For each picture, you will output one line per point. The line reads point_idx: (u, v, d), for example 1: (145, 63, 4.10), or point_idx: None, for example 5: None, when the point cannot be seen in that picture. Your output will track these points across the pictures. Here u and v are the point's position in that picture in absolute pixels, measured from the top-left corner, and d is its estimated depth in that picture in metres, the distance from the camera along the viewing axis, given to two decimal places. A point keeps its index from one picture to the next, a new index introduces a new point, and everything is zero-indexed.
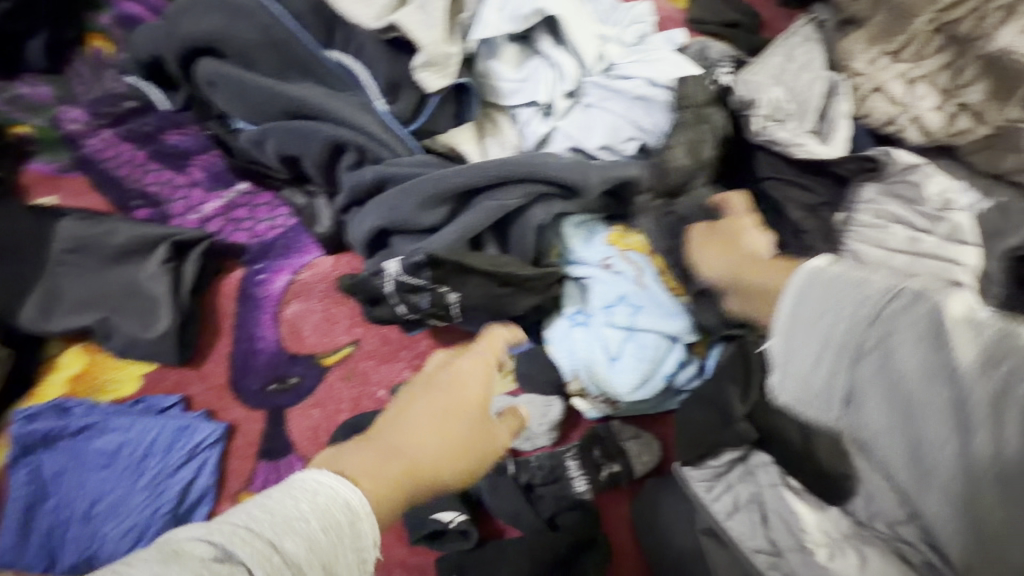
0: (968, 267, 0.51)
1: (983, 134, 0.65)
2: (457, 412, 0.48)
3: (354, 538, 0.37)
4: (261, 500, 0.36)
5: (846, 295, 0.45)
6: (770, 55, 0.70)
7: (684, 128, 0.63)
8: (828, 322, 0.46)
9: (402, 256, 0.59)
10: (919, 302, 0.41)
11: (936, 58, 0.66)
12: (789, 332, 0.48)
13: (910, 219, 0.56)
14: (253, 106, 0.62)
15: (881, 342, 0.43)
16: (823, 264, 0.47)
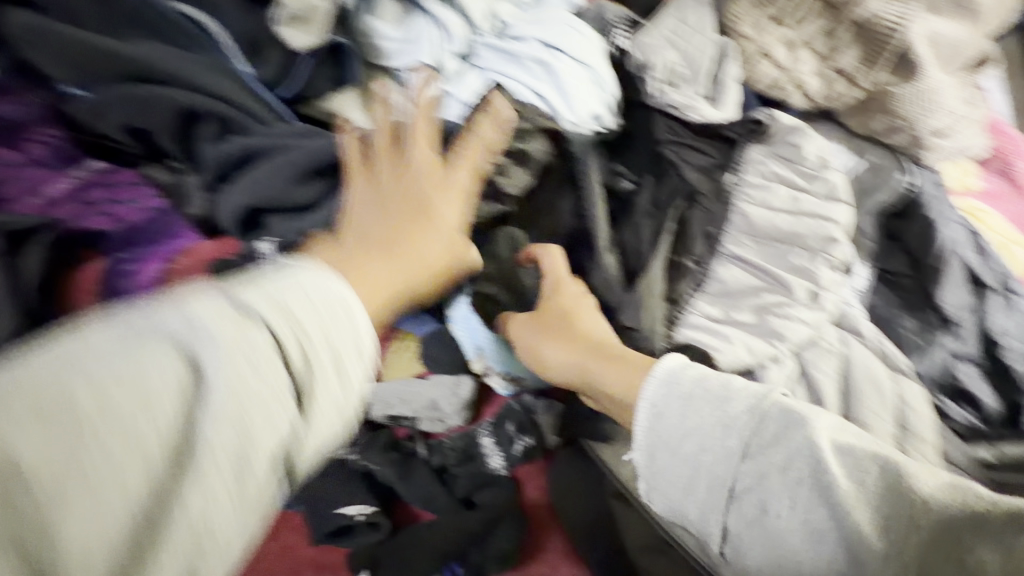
0: (842, 224, 0.56)
1: (857, 96, 0.68)
2: (431, 222, 0.46)
3: (349, 325, 0.36)
4: (257, 283, 0.35)
5: (705, 403, 0.44)
6: (663, 17, 0.69)
7: (580, 88, 0.60)
8: (695, 446, 0.44)
9: (276, 237, 0.54)
10: (777, 426, 0.42)
11: (814, 23, 0.68)
12: (654, 451, 0.46)
13: (792, 179, 0.58)
14: (84, 69, 0.54)
15: (756, 480, 0.41)
16: (674, 365, 0.47)
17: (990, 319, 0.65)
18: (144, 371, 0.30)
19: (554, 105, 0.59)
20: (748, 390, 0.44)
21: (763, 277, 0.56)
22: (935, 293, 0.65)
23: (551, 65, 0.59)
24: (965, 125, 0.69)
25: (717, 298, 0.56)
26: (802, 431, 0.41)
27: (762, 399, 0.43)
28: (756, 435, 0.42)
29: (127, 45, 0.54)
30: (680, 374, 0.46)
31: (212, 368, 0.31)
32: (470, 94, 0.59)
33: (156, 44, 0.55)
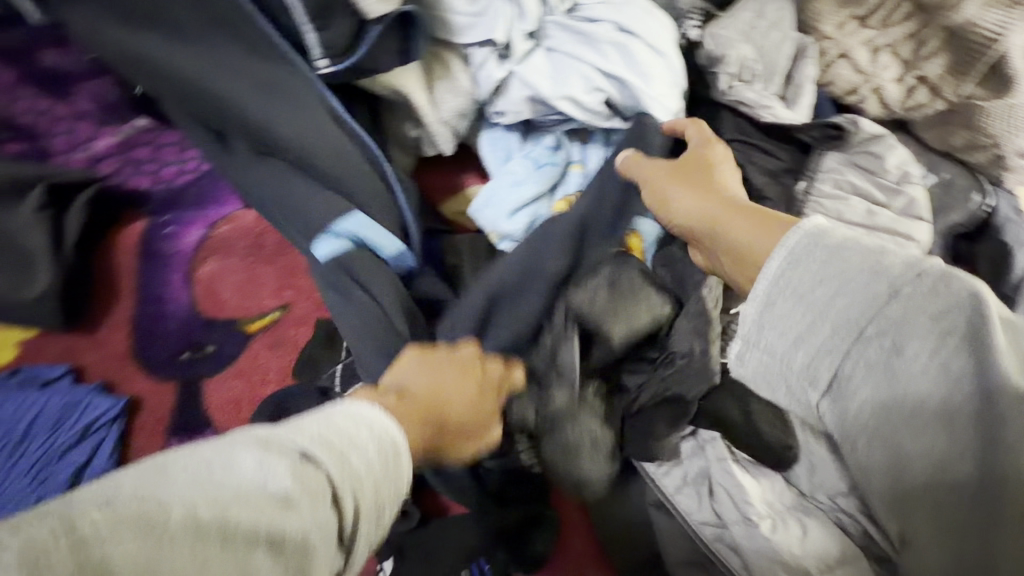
0: (920, 244, 0.53)
1: (939, 109, 0.64)
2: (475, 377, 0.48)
3: (396, 471, 0.35)
4: (321, 423, 0.34)
5: (852, 253, 0.36)
6: (740, 9, 0.66)
7: (654, 80, 0.57)
8: (827, 293, 0.36)
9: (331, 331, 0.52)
10: (931, 275, 0.33)
11: (902, 26, 0.62)
12: (773, 303, 0.37)
13: (871, 192, 0.56)
14: (177, 95, 0.53)
15: (890, 330, 0.34)
16: (824, 222, 0.38)
17: None
18: (226, 529, 0.26)
19: (627, 92, 0.57)
20: (903, 252, 0.35)
21: None
22: None
23: (626, 50, 0.57)
24: None
25: None
26: (963, 284, 0.32)
27: (910, 255, 0.35)
28: (911, 286, 0.34)
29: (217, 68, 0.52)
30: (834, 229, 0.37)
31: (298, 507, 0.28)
32: (539, 77, 0.57)
33: (223, 48, 0.52)
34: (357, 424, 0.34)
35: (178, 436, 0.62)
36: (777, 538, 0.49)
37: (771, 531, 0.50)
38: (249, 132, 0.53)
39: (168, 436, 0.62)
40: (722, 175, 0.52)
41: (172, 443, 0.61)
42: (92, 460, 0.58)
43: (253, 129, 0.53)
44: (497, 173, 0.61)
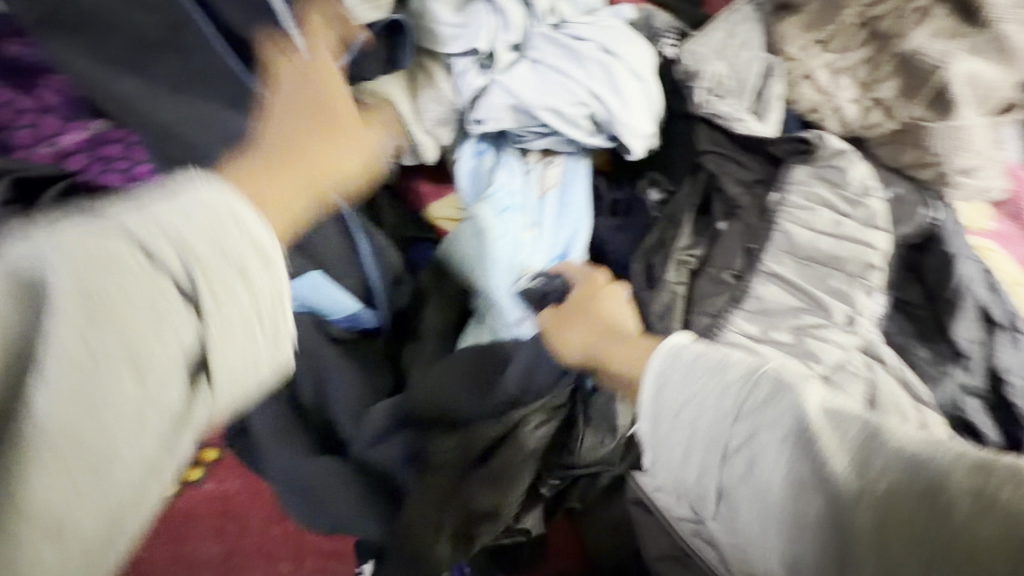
0: (880, 250, 0.57)
1: (892, 128, 0.69)
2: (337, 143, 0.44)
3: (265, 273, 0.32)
4: (164, 199, 0.30)
5: (701, 370, 0.41)
6: (713, 29, 0.69)
7: (631, 96, 0.59)
8: (691, 415, 0.41)
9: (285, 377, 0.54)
10: (768, 380, 0.38)
11: (860, 51, 0.68)
12: (652, 426, 0.43)
13: (836, 203, 0.59)
14: (149, 131, 0.53)
15: (746, 442, 0.38)
16: (681, 342, 0.44)
17: (999, 355, 0.68)
18: (147, 310, 0.29)
19: (607, 104, 0.59)
20: (745, 360, 0.40)
21: (804, 298, 0.56)
22: (950, 326, 0.67)
23: (606, 64, 0.60)
24: (992, 166, 0.70)
25: (755, 316, 0.56)
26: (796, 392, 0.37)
27: (751, 364, 0.40)
28: (752, 396, 0.39)
29: (196, 113, 0.53)
30: (689, 348, 0.43)
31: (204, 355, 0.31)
32: (523, 87, 0.59)
33: (193, 95, 0.53)
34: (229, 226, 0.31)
35: None
36: None
37: None
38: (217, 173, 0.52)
39: None
40: (611, 318, 0.53)
41: None
42: None
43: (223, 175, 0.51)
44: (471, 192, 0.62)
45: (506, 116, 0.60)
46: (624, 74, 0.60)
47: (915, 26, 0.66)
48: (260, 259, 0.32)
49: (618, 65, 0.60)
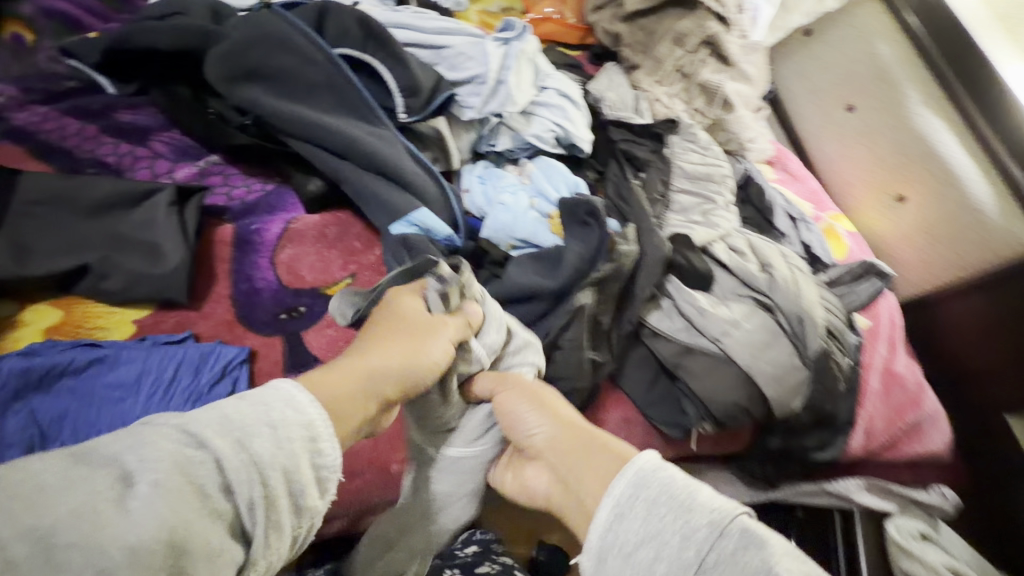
0: (726, 166, 1.01)
1: (708, 122, 1.19)
2: (409, 319, 0.61)
3: (316, 450, 0.45)
4: (235, 405, 0.43)
5: (655, 490, 0.51)
6: (600, 79, 1.17)
7: (578, 119, 0.99)
8: (653, 564, 0.48)
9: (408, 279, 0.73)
10: (722, 517, 0.48)
11: (679, 83, 1.20)
12: (602, 549, 0.51)
13: (695, 148, 1.03)
14: (306, 134, 0.73)
15: (701, 570, 0.46)
16: (647, 465, 0.53)
17: (802, 234, 1.14)
18: (181, 489, 0.36)
19: (567, 129, 0.96)
20: (714, 509, 0.49)
21: (701, 196, 0.98)
22: (772, 219, 1.14)
23: (562, 106, 0.98)
24: (761, 136, 1.25)
25: (678, 212, 0.97)
26: (750, 530, 0.47)
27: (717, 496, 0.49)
28: (714, 551, 0.46)
29: (341, 121, 0.75)
30: (655, 470, 0.52)
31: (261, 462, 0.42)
32: (516, 121, 0.94)
33: (336, 111, 0.75)
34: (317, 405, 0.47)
35: (293, 372, 0.74)
36: (715, 307, 0.84)
37: (714, 307, 0.84)
38: (354, 151, 0.74)
39: (285, 373, 0.74)
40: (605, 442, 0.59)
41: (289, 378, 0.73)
42: (234, 391, 0.69)
43: (361, 153, 0.74)
44: (476, 176, 0.92)
45: (507, 141, 0.94)
46: (575, 110, 0.99)
47: (703, 66, 1.19)
48: (311, 440, 0.45)
49: (570, 106, 0.99)
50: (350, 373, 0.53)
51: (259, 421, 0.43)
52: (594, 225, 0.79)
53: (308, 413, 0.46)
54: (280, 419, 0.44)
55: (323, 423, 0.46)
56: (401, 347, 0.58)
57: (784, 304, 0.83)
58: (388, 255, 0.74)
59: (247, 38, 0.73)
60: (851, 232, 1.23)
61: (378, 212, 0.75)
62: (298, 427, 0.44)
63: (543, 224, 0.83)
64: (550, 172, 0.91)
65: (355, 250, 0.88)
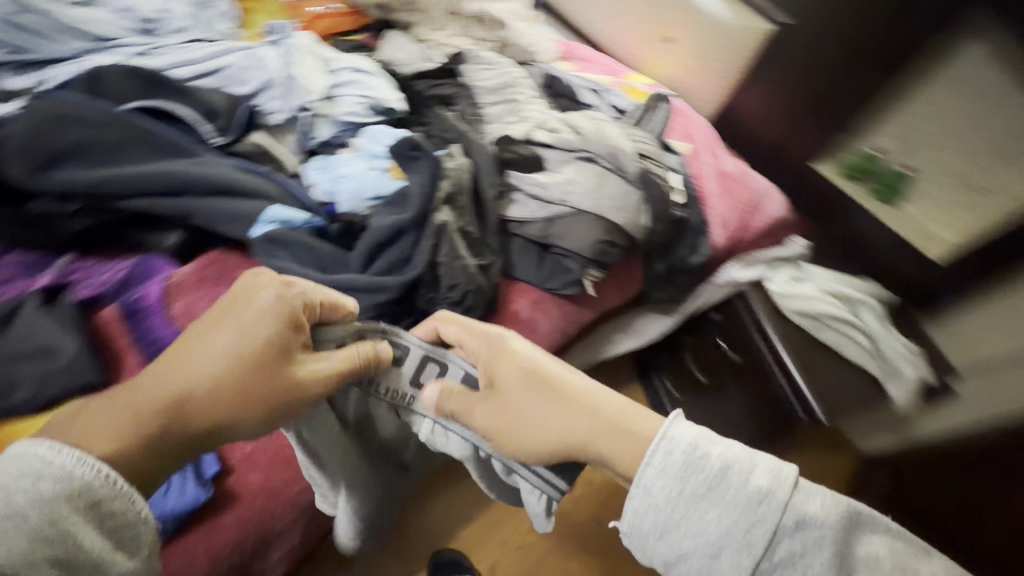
0: (516, 71, 1.17)
1: (495, 43, 1.34)
2: (230, 318, 0.58)
3: (95, 507, 0.47)
4: None
5: (694, 483, 0.54)
6: (387, 46, 1.28)
7: (379, 84, 1.09)
8: (699, 539, 0.53)
9: (287, 262, 0.80)
10: (764, 507, 0.52)
11: (455, 23, 1.33)
12: (655, 530, 0.55)
13: (487, 67, 1.17)
14: (134, 188, 0.78)
15: (750, 549, 0.52)
16: (687, 445, 0.55)
17: (608, 99, 1.31)
18: None
19: (373, 96, 1.06)
20: (760, 490, 0.52)
21: (507, 101, 1.13)
22: (579, 97, 1.30)
23: (359, 79, 1.07)
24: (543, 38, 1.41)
25: (496, 121, 1.10)
26: (808, 507, 0.52)
27: (756, 480, 0.53)
28: (762, 543, 0.52)
29: (162, 164, 0.81)
30: (697, 458, 0.54)
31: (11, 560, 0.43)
32: (325, 107, 1.02)
33: (153, 160, 0.81)
34: (89, 464, 0.48)
35: None
36: (551, 176, 0.99)
37: (550, 177, 0.99)
38: (185, 182, 0.80)
39: None
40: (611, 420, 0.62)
41: None
42: None
43: (193, 181, 0.80)
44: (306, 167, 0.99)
45: (327, 128, 1.02)
46: (373, 78, 1.09)
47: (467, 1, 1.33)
48: (86, 499, 0.47)
49: (367, 76, 1.09)
50: (150, 391, 0.54)
51: (4, 502, 0.44)
52: (421, 154, 0.91)
53: (49, 483, 0.45)
54: (14, 506, 0.44)
55: (92, 479, 0.47)
56: (218, 369, 0.56)
57: (600, 150, 1.00)
58: (260, 254, 0.81)
59: (37, 126, 0.76)
60: (649, 82, 1.43)
61: (234, 226, 0.82)
62: (46, 504, 0.45)
63: (386, 177, 0.94)
64: (374, 135, 1.01)
65: (239, 277, 0.94)
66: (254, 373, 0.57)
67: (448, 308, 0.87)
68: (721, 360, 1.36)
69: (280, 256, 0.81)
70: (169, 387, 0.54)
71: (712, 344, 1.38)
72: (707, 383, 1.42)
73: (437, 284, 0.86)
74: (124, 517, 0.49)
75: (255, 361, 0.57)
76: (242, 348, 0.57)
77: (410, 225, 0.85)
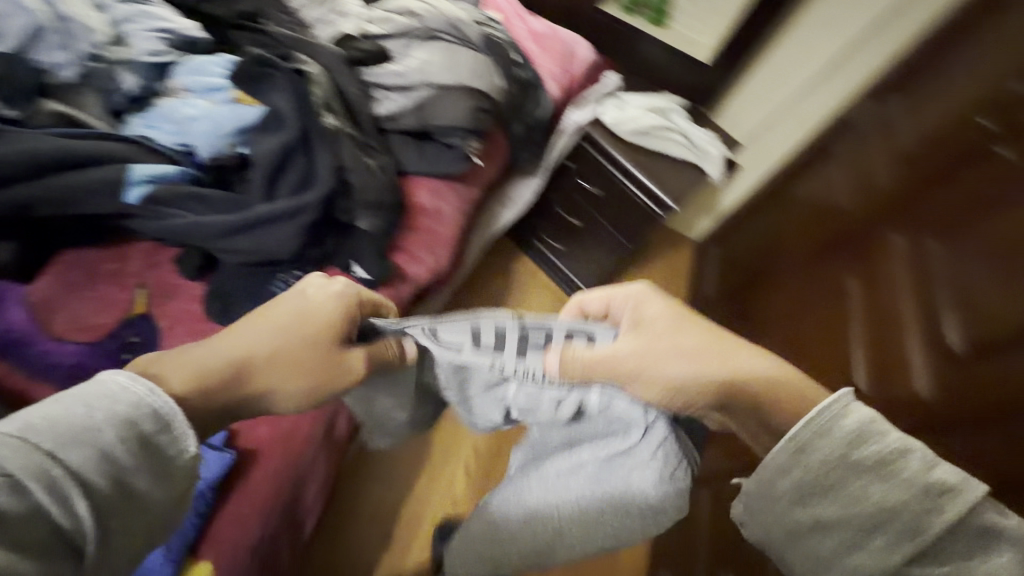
0: None
1: None
2: (296, 311, 0.62)
3: (150, 442, 0.46)
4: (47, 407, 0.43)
5: (863, 454, 0.49)
6: None
7: (170, 12, 0.94)
8: (845, 479, 0.50)
9: (185, 218, 0.74)
10: (942, 504, 0.47)
11: None
12: (795, 495, 0.51)
13: None
14: None
15: (875, 523, 0.49)
16: (866, 414, 0.50)
17: None
18: None
19: (173, 29, 0.92)
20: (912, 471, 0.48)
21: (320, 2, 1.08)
22: None
23: (144, 11, 0.92)
24: None
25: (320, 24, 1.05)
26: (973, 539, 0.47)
27: (941, 475, 0.47)
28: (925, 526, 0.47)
29: None
30: (874, 431, 0.49)
31: (89, 475, 0.42)
32: (120, 52, 0.87)
33: None
34: (159, 395, 0.47)
35: None
36: (402, 64, 1.02)
37: (402, 64, 1.02)
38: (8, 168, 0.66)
39: None
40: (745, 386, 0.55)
41: None
42: None
43: (18, 165, 0.66)
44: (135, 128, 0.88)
45: (132, 76, 0.88)
46: (159, 7, 0.94)
47: None
48: (156, 426, 0.47)
49: (150, 5, 0.93)
50: (221, 351, 0.58)
51: (79, 415, 0.43)
52: (273, 72, 0.87)
53: (127, 404, 0.46)
54: (90, 420, 0.43)
55: (156, 413, 0.47)
56: (284, 344, 0.60)
57: (438, 25, 1.04)
58: (149, 219, 0.73)
59: None
60: None
61: (97, 200, 0.71)
62: (116, 424, 0.44)
63: (240, 106, 0.85)
64: (197, 69, 0.90)
65: (116, 270, 0.84)
66: (316, 341, 0.62)
67: (369, 212, 0.89)
68: (586, 200, 1.60)
69: (174, 215, 0.74)
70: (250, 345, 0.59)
71: (575, 190, 1.61)
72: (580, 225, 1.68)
73: (350, 193, 0.88)
74: (175, 460, 0.47)
75: (316, 343, 0.62)
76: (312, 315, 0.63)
77: (298, 140, 0.83)
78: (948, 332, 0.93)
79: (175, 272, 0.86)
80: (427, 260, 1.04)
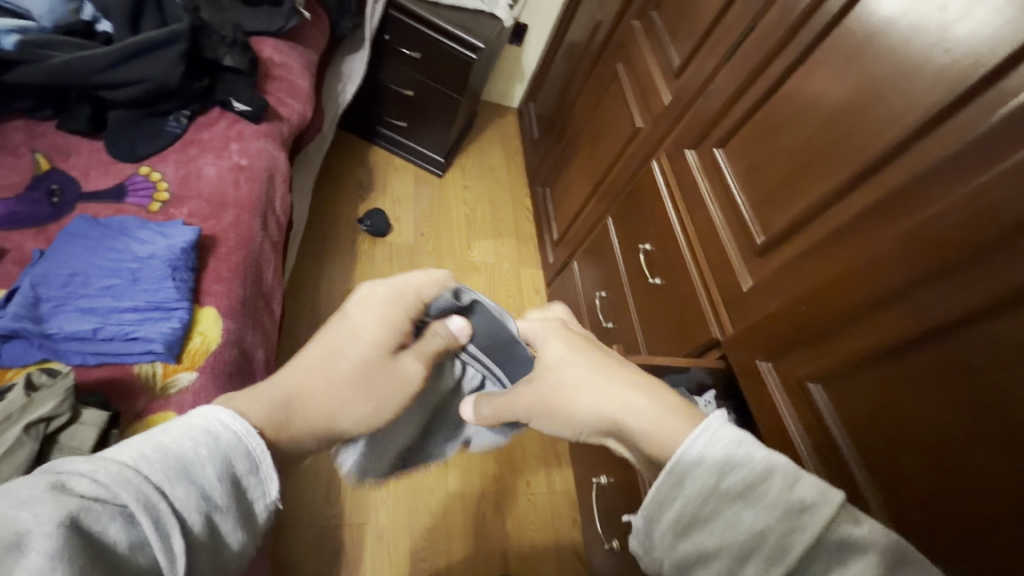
0: None
1: None
2: (342, 359, 0.57)
3: (237, 476, 0.46)
4: (158, 438, 0.44)
5: (734, 477, 0.47)
6: None
7: None
8: (720, 527, 0.47)
9: (63, 56, 0.90)
10: (807, 521, 0.44)
11: None
12: (677, 526, 0.48)
13: None
14: None
15: (766, 565, 0.45)
16: (720, 437, 0.48)
17: None
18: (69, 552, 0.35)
19: None
20: (805, 531, 0.44)
21: None
22: None
23: None
24: None
25: None
26: (842, 560, 0.44)
27: (804, 493, 0.45)
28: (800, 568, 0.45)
29: None
30: (741, 455, 0.47)
31: (184, 515, 0.42)
32: None
33: None
34: (255, 437, 0.48)
35: (123, 194, 0.89)
36: None
37: None
38: None
39: (120, 199, 0.88)
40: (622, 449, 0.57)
41: (126, 197, 0.89)
42: (123, 218, 0.84)
43: None
44: None
45: None
46: None
47: None
48: (242, 462, 0.47)
49: None
50: (294, 395, 0.53)
51: (183, 446, 0.44)
52: None
53: (223, 442, 0.46)
54: (193, 455, 0.44)
55: (257, 444, 0.48)
56: (348, 381, 0.57)
57: None
58: (31, 59, 0.88)
59: None
60: None
61: None
62: (213, 461, 0.45)
63: None
64: None
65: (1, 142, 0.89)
66: (389, 387, 0.59)
67: (230, 49, 1.07)
68: (411, 67, 1.87)
69: (52, 54, 0.90)
70: (342, 398, 0.56)
71: (398, 60, 1.86)
72: (413, 93, 1.95)
73: (208, 34, 1.05)
74: (255, 507, 0.48)
75: (382, 387, 0.59)
76: (377, 365, 0.59)
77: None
78: (673, 59, 1.40)
79: (63, 135, 0.94)
80: (294, 97, 1.21)
